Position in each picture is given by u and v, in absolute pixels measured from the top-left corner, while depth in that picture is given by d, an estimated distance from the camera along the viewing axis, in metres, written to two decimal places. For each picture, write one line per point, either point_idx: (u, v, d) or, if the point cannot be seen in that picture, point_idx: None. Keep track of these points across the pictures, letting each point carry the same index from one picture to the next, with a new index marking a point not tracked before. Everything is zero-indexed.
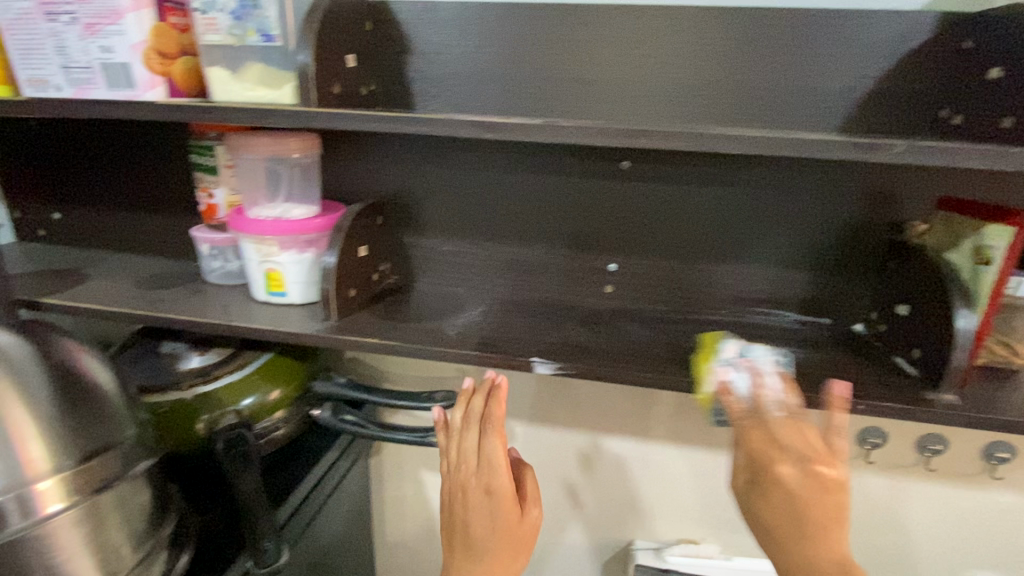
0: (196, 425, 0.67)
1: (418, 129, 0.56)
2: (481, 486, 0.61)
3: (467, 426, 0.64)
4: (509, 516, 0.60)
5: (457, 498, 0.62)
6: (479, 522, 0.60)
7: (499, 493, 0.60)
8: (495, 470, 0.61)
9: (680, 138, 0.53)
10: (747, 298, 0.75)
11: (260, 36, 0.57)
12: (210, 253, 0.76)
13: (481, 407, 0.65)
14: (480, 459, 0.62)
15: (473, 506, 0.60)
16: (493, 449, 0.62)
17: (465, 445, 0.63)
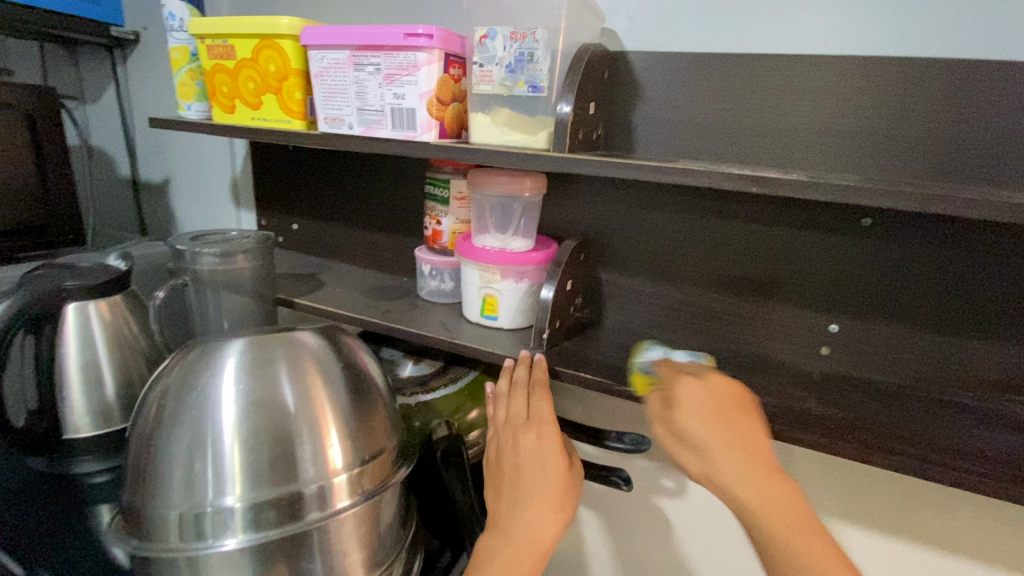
0: (414, 426, 0.72)
1: (674, 178, 0.57)
2: (533, 436, 0.65)
3: (518, 390, 0.68)
4: (557, 466, 0.63)
5: (507, 447, 0.65)
6: (531, 469, 0.62)
7: (549, 444, 0.65)
8: (545, 422, 0.66)
9: (985, 207, 0.48)
10: (1004, 383, 0.66)
11: (529, 87, 0.63)
12: (430, 273, 0.84)
13: (526, 374, 0.69)
14: (531, 415, 0.66)
15: (526, 455, 0.64)
16: (542, 408, 0.66)
17: (516, 406, 0.67)
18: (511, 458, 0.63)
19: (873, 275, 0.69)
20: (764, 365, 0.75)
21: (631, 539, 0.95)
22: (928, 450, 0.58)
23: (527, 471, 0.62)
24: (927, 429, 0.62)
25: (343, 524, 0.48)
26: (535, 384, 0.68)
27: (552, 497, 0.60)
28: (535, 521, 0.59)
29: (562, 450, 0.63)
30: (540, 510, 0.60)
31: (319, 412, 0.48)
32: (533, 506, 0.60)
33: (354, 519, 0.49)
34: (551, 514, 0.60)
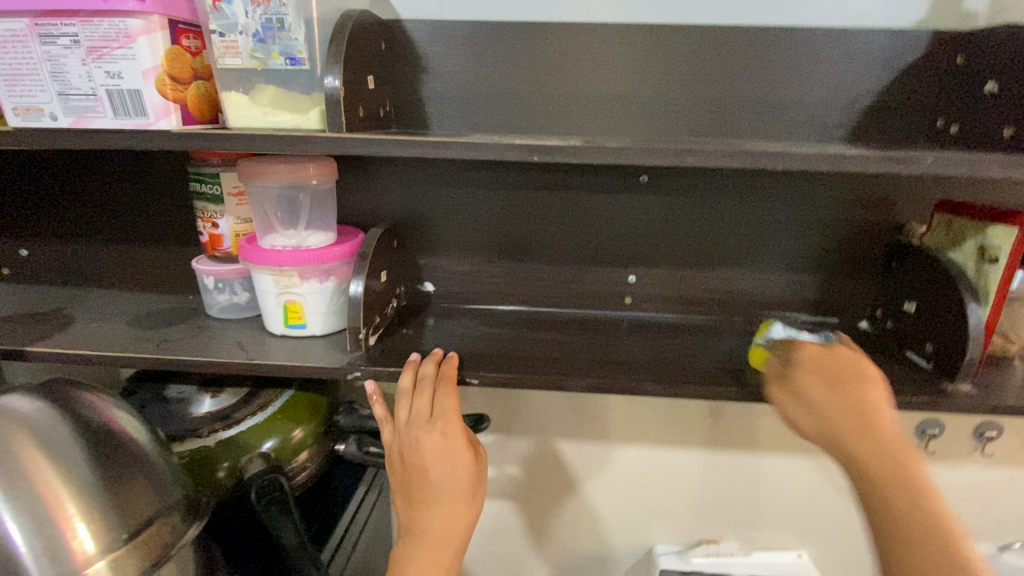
0: (218, 474, 0.61)
1: (460, 153, 0.55)
2: (435, 433, 0.62)
3: (422, 387, 0.63)
4: (462, 463, 0.62)
5: (410, 446, 0.62)
6: (438, 467, 0.61)
7: (454, 439, 0.62)
8: (448, 417, 0.63)
9: (726, 157, 0.53)
10: (763, 302, 0.79)
11: (285, 60, 0.55)
12: (215, 286, 0.72)
13: (429, 371, 0.64)
14: (434, 412, 0.62)
15: (430, 455, 0.61)
16: (444, 402, 0.62)
17: (419, 403, 0.62)
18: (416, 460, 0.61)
19: (658, 225, 0.76)
20: (583, 323, 0.79)
21: (493, 513, 0.96)
22: (718, 374, 0.66)
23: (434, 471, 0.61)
24: (713, 356, 0.71)
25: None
26: (438, 380, 0.63)
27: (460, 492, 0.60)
28: (447, 520, 0.59)
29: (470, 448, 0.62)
30: (451, 510, 0.60)
31: (46, 501, 0.41)
32: (442, 508, 0.60)
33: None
34: (460, 512, 0.60)
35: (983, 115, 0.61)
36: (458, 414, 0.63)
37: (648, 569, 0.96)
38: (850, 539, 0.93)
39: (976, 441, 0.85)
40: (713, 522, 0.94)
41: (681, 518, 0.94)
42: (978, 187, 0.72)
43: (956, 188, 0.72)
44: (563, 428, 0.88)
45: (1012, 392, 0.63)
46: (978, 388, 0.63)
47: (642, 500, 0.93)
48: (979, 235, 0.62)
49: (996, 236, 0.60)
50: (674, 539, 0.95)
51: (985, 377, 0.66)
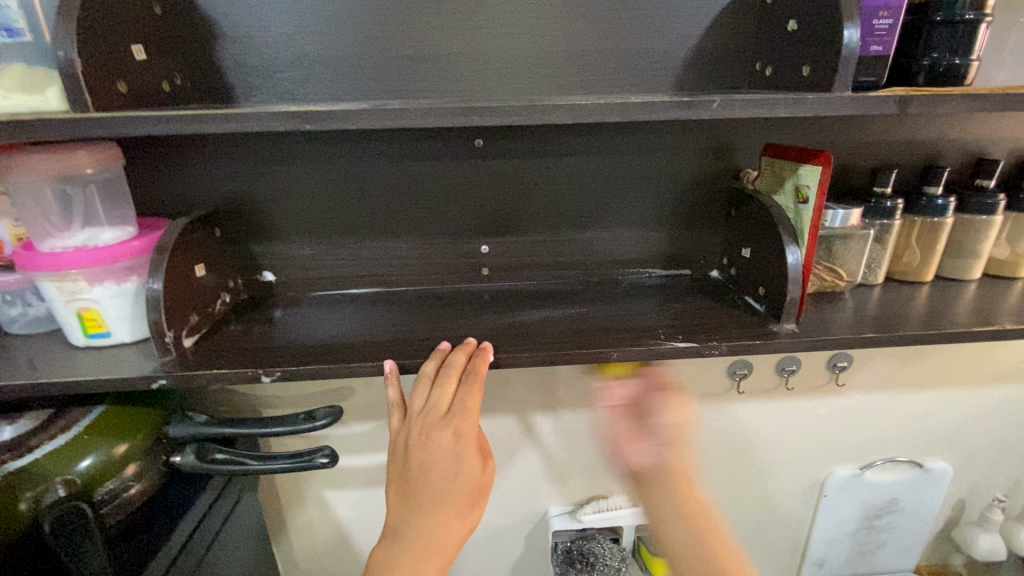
0: (20, 504, 0.53)
1: (228, 127, 0.49)
2: (451, 433, 0.60)
3: (445, 381, 0.59)
4: (473, 467, 0.62)
5: (416, 444, 0.60)
6: (439, 471, 0.60)
7: (468, 443, 0.61)
8: (468, 418, 0.61)
9: (515, 114, 0.51)
10: (618, 260, 0.79)
11: (1, 31, 0.49)
12: (3, 299, 0.63)
13: (459, 363, 0.61)
14: (453, 409, 0.60)
15: (438, 457, 0.60)
16: (468, 401, 0.60)
17: (438, 396, 0.60)
18: (419, 458, 0.60)
19: (504, 191, 0.73)
20: (438, 298, 0.76)
21: (384, 499, 0.94)
22: (561, 338, 0.65)
23: (436, 474, 0.60)
24: (564, 319, 0.70)
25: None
26: (466, 375, 0.60)
27: (463, 497, 0.61)
28: (435, 526, 0.60)
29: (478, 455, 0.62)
30: (444, 516, 0.60)
31: None
32: (439, 513, 0.60)
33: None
34: (454, 520, 0.61)
35: (789, 53, 0.60)
36: (477, 416, 0.62)
37: (543, 532, 0.98)
38: (727, 476, 0.98)
39: (831, 373, 0.90)
40: (599, 479, 0.96)
41: (571, 481, 0.95)
42: (805, 128, 0.73)
43: (784, 131, 0.73)
44: None
45: (833, 325, 0.65)
46: (802, 326, 0.65)
47: (530, 465, 0.94)
48: (795, 174, 0.63)
49: (806, 174, 0.61)
50: (566, 500, 0.97)
51: (812, 314, 0.68)
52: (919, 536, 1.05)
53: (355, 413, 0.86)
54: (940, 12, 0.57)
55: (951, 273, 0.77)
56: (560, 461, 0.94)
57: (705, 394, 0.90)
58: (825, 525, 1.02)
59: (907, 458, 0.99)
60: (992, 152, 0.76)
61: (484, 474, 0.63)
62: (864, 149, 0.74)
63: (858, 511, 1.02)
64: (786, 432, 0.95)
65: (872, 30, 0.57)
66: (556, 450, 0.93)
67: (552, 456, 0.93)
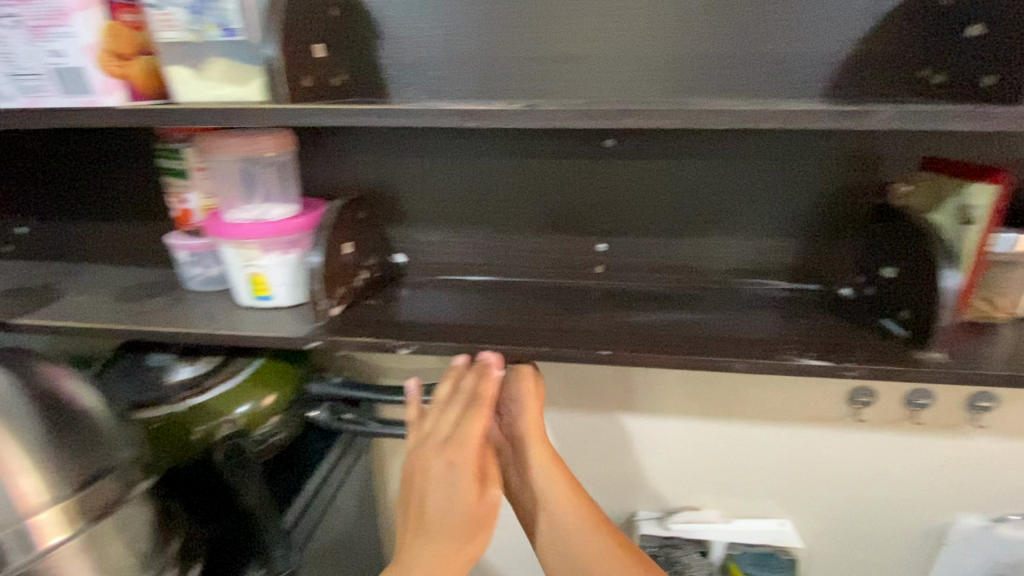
0: (194, 436, 0.65)
1: (400, 120, 0.54)
2: (446, 459, 0.64)
3: (454, 404, 0.67)
4: (467, 493, 0.64)
5: (422, 463, 0.66)
6: (440, 492, 0.64)
7: (462, 470, 0.65)
8: (464, 446, 0.65)
9: (667, 117, 0.51)
10: (740, 269, 0.77)
11: (221, 31, 0.54)
12: (189, 260, 0.74)
13: (470, 386, 0.67)
14: (455, 434, 0.66)
15: (440, 478, 0.64)
16: (467, 429, 0.65)
17: (444, 421, 0.67)
18: (422, 477, 0.65)
19: (629, 191, 0.74)
20: (553, 291, 0.78)
21: None
22: (679, 342, 0.65)
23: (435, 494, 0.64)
24: (681, 322, 0.70)
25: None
26: (473, 399, 0.67)
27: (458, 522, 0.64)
28: (447, 543, 0.63)
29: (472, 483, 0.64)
30: (445, 537, 0.63)
31: None
32: (439, 535, 0.63)
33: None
34: (461, 541, 0.63)
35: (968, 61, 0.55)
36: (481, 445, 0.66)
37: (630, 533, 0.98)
38: (832, 507, 0.92)
39: (971, 412, 0.82)
40: (693, 490, 0.94)
41: (662, 487, 0.95)
42: (970, 142, 0.67)
43: (944, 144, 0.67)
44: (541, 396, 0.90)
45: (990, 359, 0.60)
46: (953, 356, 0.60)
47: (623, 465, 0.94)
48: (960, 194, 0.60)
49: (974, 195, 0.58)
50: (655, 506, 0.96)
51: (964, 345, 0.63)
52: None
53: None
54: None
55: None
56: (653, 466, 0.93)
57: (818, 417, 0.86)
58: None
59: None
60: None
61: (489, 500, 0.66)
62: None
63: None
64: (908, 470, 0.88)
65: None
66: (651, 454, 0.92)
67: (646, 460, 0.93)
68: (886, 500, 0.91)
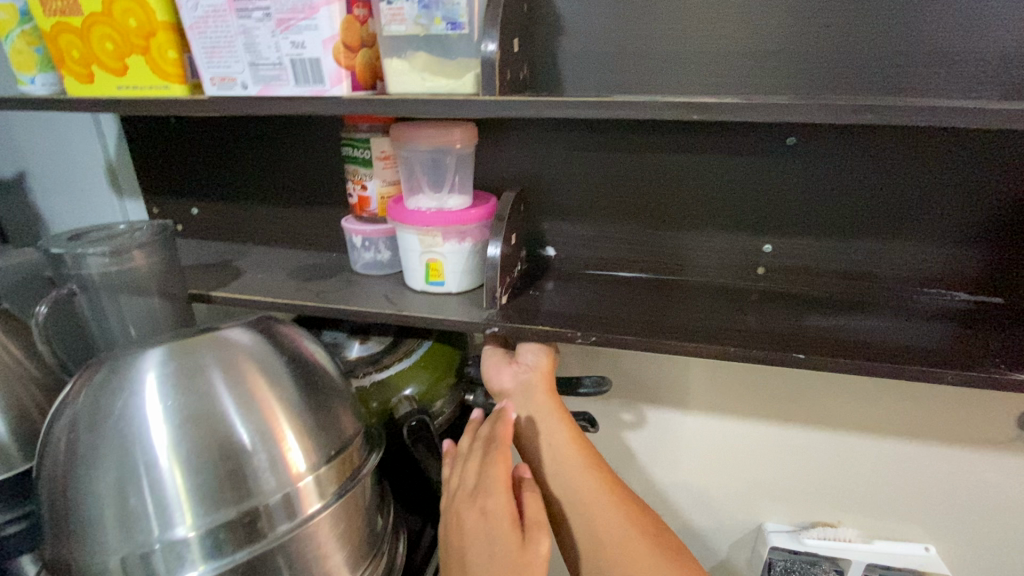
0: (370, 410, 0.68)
1: (617, 113, 0.54)
2: (477, 508, 0.58)
3: (473, 456, 0.63)
4: (506, 541, 0.55)
5: (455, 523, 0.59)
6: (477, 548, 0.56)
7: (495, 518, 0.57)
8: (491, 490, 0.59)
9: (909, 114, 0.49)
10: (917, 277, 0.73)
11: (447, 24, 0.56)
12: (362, 244, 0.77)
13: (488, 431, 0.65)
14: (479, 483, 0.60)
15: (472, 532, 0.57)
16: (486, 472, 0.60)
17: (469, 472, 0.62)
18: (457, 537, 0.58)
19: (803, 191, 0.72)
20: (709, 290, 0.77)
21: None
22: (867, 349, 0.63)
23: (471, 551, 0.56)
24: (861, 329, 0.67)
25: (327, 561, 0.46)
26: (491, 444, 0.63)
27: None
28: None
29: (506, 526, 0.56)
30: None
31: (269, 420, 0.44)
32: None
33: (332, 550, 0.46)
34: None
35: None
36: (501, 489, 0.59)
37: (756, 544, 0.96)
38: (986, 537, 0.87)
39: None
40: (831, 505, 0.91)
41: (795, 500, 0.92)
42: None
43: None
44: (678, 396, 0.90)
45: None
46: None
47: (757, 474, 0.92)
48: None
49: None
50: (787, 518, 0.93)
51: None
52: None
53: None
54: None
55: None
56: (789, 477, 0.91)
57: (984, 439, 0.81)
58: None
59: None
60: None
61: (530, 549, 0.55)
62: None
63: None
64: None
65: None
66: (787, 464, 0.90)
67: (781, 470, 0.91)
68: None
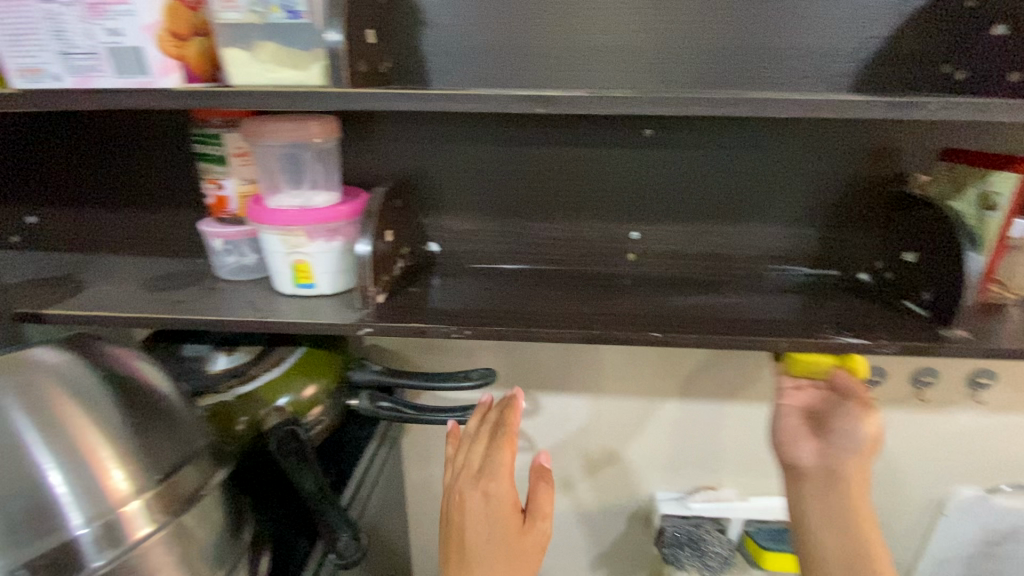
0: (238, 427, 0.63)
1: (467, 105, 0.54)
2: (479, 492, 0.62)
3: (479, 438, 0.68)
4: (506, 524, 0.60)
5: (456, 502, 0.63)
6: (477, 530, 0.60)
7: (496, 501, 0.62)
8: (496, 475, 0.63)
9: (730, 105, 0.53)
10: (767, 255, 0.80)
11: (285, 13, 0.54)
12: (224, 248, 0.73)
13: (495, 417, 0.70)
14: (483, 465, 0.65)
15: (473, 512, 0.61)
16: (493, 456, 0.65)
17: (474, 454, 0.66)
18: (459, 515, 0.62)
19: (664, 180, 0.77)
20: (586, 278, 0.80)
21: None
22: (720, 324, 0.68)
23: (471, 531, 0.60)
24: (717, 307, 0.72)
25: None
26: (496, 430, 0.68)
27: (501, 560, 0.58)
28: None
29: (506, 512, 0.61)
30: None
31: (82, 444, 0.41)
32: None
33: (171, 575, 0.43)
34: None
35: (988, 61, 0.60)
36: (508, 475, 0.64)
37: (650, 515, 1.01)
38: (841, 483, 0.98)
39: (970, 389, 0.88)
40: (712, 470, 0.98)
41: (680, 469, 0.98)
42: (980, 134, 0.72)
43: (960, 135, 0.72)
44: (569, 382, 0.92)
45: (1004, 335, 0.65)
46: (972, 332, 0.65)
47: (645, 449, 0.97)
48: (982, 181, 0.63)
49: (998, 183, 0.62)
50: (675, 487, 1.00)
51: (980, 322, 0.68)
52: None
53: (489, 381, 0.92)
54: None
55: None
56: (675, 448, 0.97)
57: None
58: (938, 545, 1.01)
59: None
60: None
61: (525, 537, 0.60)
62: None
63: (977, 534, 0.99)
64: (913, 447, 0.94)
65: None
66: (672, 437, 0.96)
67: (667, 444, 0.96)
68: (889, 476, 0.97)
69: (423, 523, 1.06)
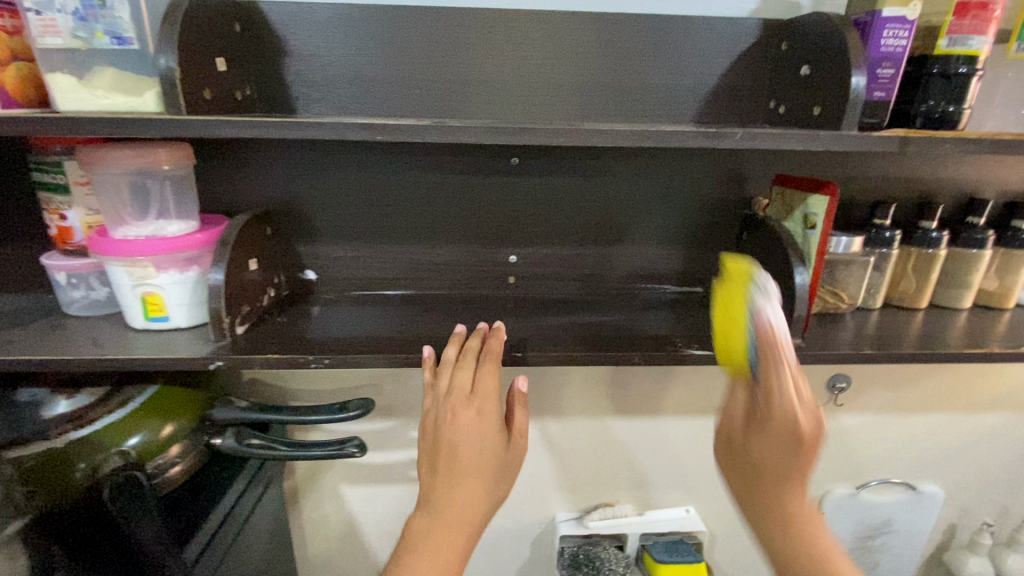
0: (75, 474, 0.58)
1: (305, 132, 0.54)
2: (474, 411, 0.64)
3: (467, 360, 0.65)
4: (494, 442, 0.64)
5: (445, 422, 0.64)
6: (470, 444, 0.63)
7: (488, 419, 0.64)
8: (488, 398, 0.65)
9: (561, 135, 0.56)
10: (638, 275, 0.84)
11: (111, 39, 0.53)
12: (69, 282, 0.68)
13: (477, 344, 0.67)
14: (475, 387, 0.64)
15: (464, 429, 0.63)
16: (486, 379, 0.64)
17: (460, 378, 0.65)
18: (451, 432, 0.63)
19: (536, 205, 0.80)
20: (467, 302, 0.81)
21: (399, 497, 0.97)
22: (585, 342, 0.70)
23: (465, 446, 0.62)
24: (586, 325, 0.75)
25: None
26: (485, 355, 0.66)
27: (490, 472, 0.62)
28: (469, 498, 0.61)
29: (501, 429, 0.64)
30: (473, 491, 0.62)
31: None
32: (468, 488, 0.61)
33: None
34: (482, 492, 0.62)
35: (800, 97, 0.67)
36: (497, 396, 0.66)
37: (551, 535, 1.01)
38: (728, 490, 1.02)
39: (831, 393, 0.95)
40: (608, 486, 1.00)
41: (579, 488, 1.00)
42: (812, 160, 0.79)
43: (794, 162, 0.80)
44: None
45: (836, 342, 0.71)
46: (807, 341, 0.71)
47: (542, 470, 0.97)
48: (804, 204, 0.70)
49: (814, 204, 0.68)
50: (573, 507, 1.00)
51: (817, 331, 0.74)
52: (911, 560, 1.08)
53: (379, 411, 0.90)
54: (938, 66, 0.63)
55: (946, 302, 0.83)
56: (570, 467, 0.98)
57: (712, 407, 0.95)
58: None
59: (900, 480, 1.04)
60: (983, 193, 0.83)
61: (513, 449, 0.66)
62: (862, 185, 0.81)
63: (854, 530, 1.06)
64: None
65: (876, 78, 0.64)
66: (567, 456, 0.97)
67: (562, 463, 0.97)
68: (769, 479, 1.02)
69: (319, 565, 1.01)
